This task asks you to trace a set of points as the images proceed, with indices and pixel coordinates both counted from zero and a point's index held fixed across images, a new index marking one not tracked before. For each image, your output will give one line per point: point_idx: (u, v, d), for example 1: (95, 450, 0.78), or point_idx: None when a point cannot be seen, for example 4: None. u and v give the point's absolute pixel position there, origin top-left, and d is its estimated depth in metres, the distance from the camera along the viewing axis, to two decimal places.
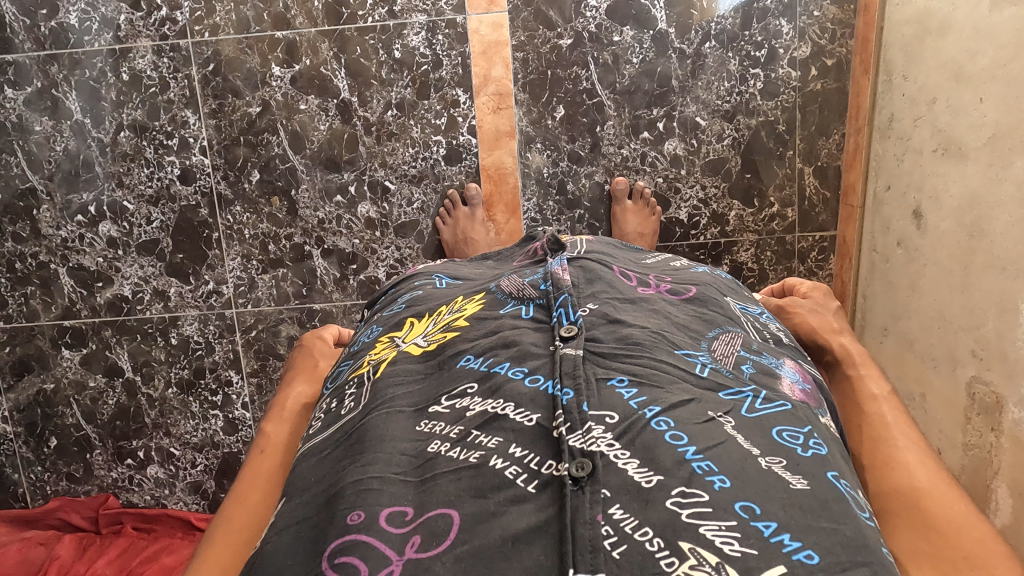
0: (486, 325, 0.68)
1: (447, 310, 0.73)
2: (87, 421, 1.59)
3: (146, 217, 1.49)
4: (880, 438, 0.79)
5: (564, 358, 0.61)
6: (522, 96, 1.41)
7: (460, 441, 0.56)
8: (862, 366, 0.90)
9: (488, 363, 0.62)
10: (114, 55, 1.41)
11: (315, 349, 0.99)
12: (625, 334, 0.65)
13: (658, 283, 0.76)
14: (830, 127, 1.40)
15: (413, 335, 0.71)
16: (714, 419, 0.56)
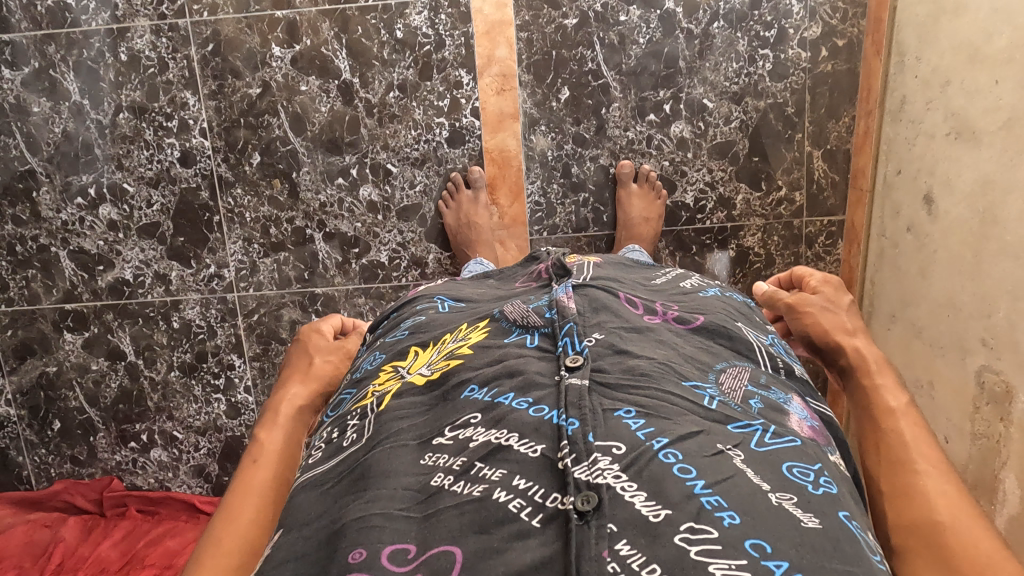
0: (491, 353, 0.67)
1: (451, 339, 0.72)
2: (90, 404, 1.59)
3: (146, 200, 1.47)
4: (899, 465, 0.74)
5: (569, 388, 0.60)
6: (526, 77, 1.39)
7: (464, 474, 0.54)
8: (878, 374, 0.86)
9: (492, 393, 0.61)
10: (113, 35, 1.39)
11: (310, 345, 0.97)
12: (632, 366, 0.63)
13: (666, 309, 0.74)
14: (840, 109, 1.37)
15: (417, 365, 0.70)
16: (724, 452, 0.55)
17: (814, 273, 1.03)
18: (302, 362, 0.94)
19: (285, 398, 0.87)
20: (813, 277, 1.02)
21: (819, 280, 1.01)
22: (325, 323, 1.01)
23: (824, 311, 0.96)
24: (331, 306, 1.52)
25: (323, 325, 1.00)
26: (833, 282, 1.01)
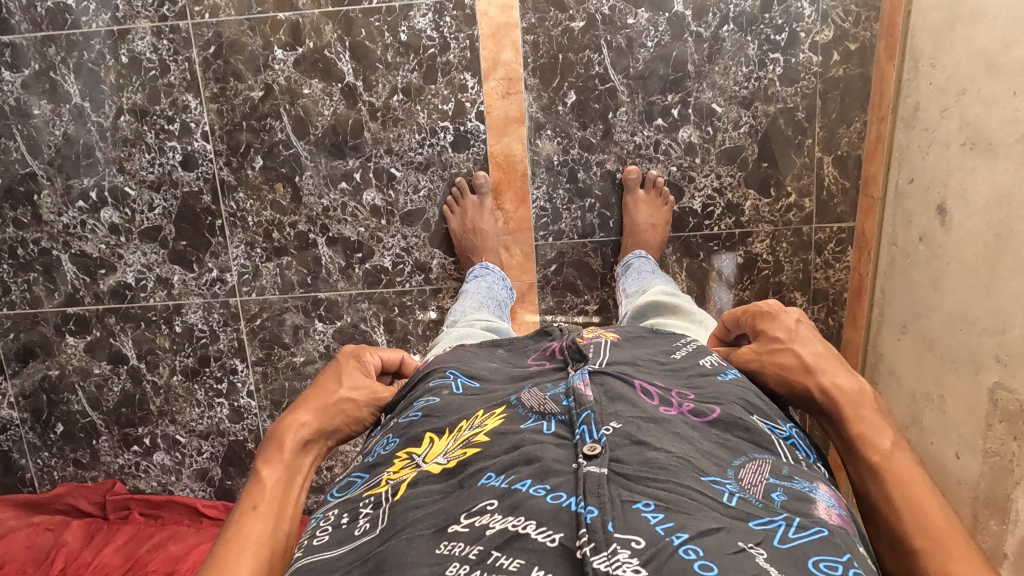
0: (507, 439, 0.66)
1: (467, 426, 0.70)
2: (93, 408, 1.58)
3: (148, 204, 1.46)
4: (899, 542, 0.64)
5: (587, 475, 0.59)
6: (532, 81, 1.36)
7: (480, 564, 0.52)
8: (861, 417, 0.74)
9: (509, 480, 0.60)
10: (113, 36, 1.38)
11: (330, 371, 0.93)
12: (650, 458, 0.61)
13: (684, 397, 0.73)
14: (851, 114, 1.35)
15: (433, 453, 0.68)
16: (745, 550, 0.52)
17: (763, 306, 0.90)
18: (315, 392, 0.90)
19: (287, 428, 0.83)
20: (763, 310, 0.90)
21: (767, 312, 0.89)
22: (352, 352, 0.97)
23: (779, 348, 0.83)
24: (334, 310, 1.50)
25: (349, 355, 0.96)
26: (790, 312, 0.88)
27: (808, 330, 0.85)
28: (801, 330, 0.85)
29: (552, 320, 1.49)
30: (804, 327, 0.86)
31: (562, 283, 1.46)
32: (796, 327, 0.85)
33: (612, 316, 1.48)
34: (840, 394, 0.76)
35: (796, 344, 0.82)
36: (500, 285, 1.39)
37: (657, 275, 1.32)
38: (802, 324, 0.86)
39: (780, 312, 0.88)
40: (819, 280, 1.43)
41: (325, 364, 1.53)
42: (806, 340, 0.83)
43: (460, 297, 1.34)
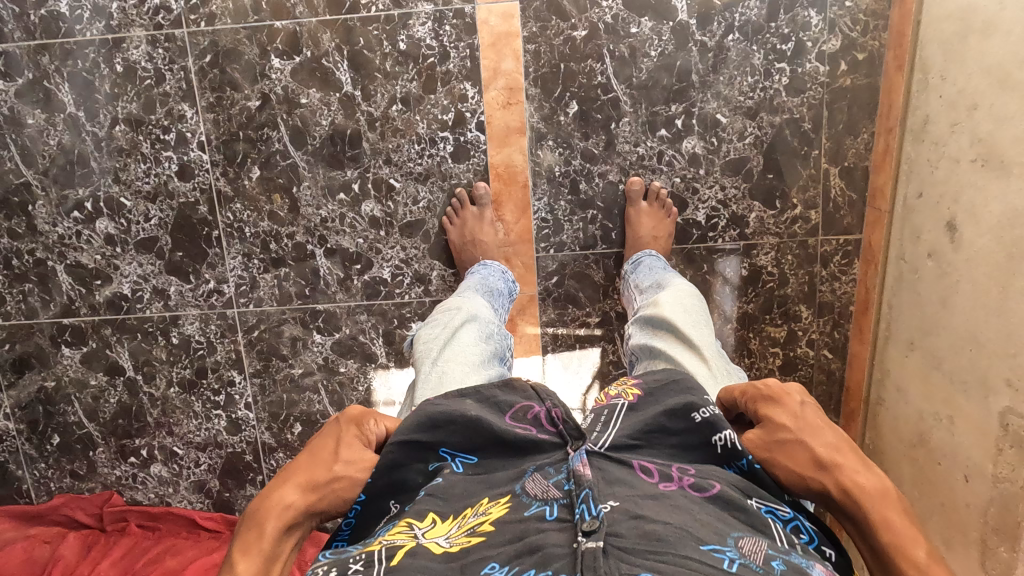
0: (512, 529, 0.65)
1: (471, 513, 0.70)
2: (90, 419, 1.57)
3: (144, 214, 1.44)
4: None
5: (586, 551, 0.59)
6: (534, 91, 1.34)
7: None
8: (889, 518, 0.69)
9: (513, 571, 0.59)
10: (108, 45, 1.35)
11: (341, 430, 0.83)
12: (648, 530, 0.62)
13: (682, 475, 0.72)
14: (858, 125, 1.32)
15: (434, 532, 0.67)
16: None
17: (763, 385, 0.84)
18: (309, 456, 0.80)
19: (269, 504, 0.74)
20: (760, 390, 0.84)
21: (769, 395, 0.82)
22: (357, 408, 0.87)
23: (790, 438, 0.76)
24: (333, 322, 1.48)
25: (353, 411, 0.86)
26: (791, 392, 0.82)
27: (813, 413, 0.79)
28: (807, 414, 0.79)
29: (553, 332, 1.47)
30: (809, 408, 0.80)
31: (564, 296, 1.44)
32: (802, 411, 0.79)
33: (614, 329, 1.46)
34: (863, 493, 0.71)
35: (807, 433, 0.77)
36: (499, 279, 1.35)
37: (678, 281, 1.29)
38: (806, 405, 0.81)
39: (781, 391, 0.82)
40: (824, 293, 1.41)
41: (324, 375, 1.52)
42: (825, 432, 0.76)
43: (455, 298, 1.28)
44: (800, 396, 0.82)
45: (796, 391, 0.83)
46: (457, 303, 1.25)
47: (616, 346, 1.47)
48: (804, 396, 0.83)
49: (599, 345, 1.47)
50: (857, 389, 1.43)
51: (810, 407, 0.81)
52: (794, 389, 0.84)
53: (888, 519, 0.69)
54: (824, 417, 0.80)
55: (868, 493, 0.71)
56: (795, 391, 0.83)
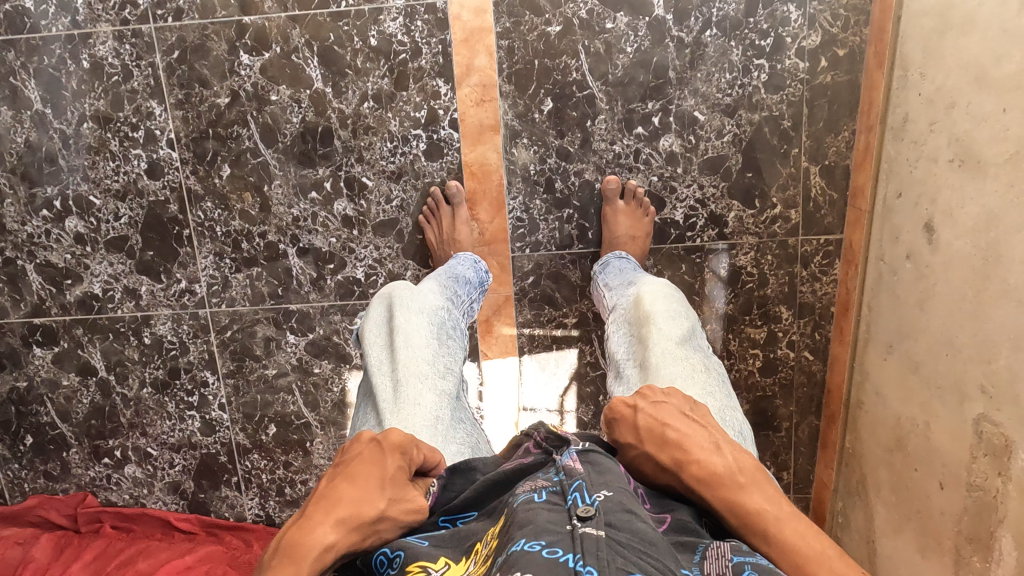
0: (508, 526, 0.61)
1: (485, 548, 0.65)
2: (62, 420, 1.55)
3: (113, 213, 1.42)
4: None
5: (584, 536, 0.57)
6: (508, 88, 1.31)
7: None
8: (733, 498, 0.66)
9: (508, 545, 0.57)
10: (74, 41, 1.33)
11: (369, 460, 0.75)
12: (637, 529, 0.59)
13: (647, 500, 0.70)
14: (839, 123, 1.30)
15: (450, 572, 0.63)
16: None
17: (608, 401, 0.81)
18: (345, 489, 0.70)
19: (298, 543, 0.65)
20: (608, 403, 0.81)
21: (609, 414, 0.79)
22: (390, 436, 0.78)
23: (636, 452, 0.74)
24: (306, 322, 1.46)
25: (388, 439, 0.77)
26: (632, 400, 0.79)
27: (654, 414, 0.76)
28: (648, 417, 0.76)
29: (530, 333, 1.44)
30: (652, 410, 0.77)
31: (540, 296, 1.42)
32: (643, 415, 0.76)
33: (592, 330, 1.44)
34: (704, 484, 0.68)
35: (646, 438, 0.74)
36: (466, 268, 1.30)
37: (656, 279, 1.23)
38: (647, 407, 0.78)
39: (620, 402, 0.80)
40: (805, 294, 1.39)
41: (298, 376, 1.49)
42: (647, 425, 0.75)
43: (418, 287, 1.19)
44: (645, 399, 0.79)
45: (641, 394, 0.81)
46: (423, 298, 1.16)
47: (593, 347, 1.45)
48: (650, 395, 0.80)
49: (577, 346, 1.45)
50: (837, 392, 1.39)
51: (653, 407, 0.78)
52: (639, 393, 0.81)
53: (733, 501, 0.66)
54: (669, 410, 0.77)
55: (713, 478, 0.68)
56: (639, 394, 0.80)
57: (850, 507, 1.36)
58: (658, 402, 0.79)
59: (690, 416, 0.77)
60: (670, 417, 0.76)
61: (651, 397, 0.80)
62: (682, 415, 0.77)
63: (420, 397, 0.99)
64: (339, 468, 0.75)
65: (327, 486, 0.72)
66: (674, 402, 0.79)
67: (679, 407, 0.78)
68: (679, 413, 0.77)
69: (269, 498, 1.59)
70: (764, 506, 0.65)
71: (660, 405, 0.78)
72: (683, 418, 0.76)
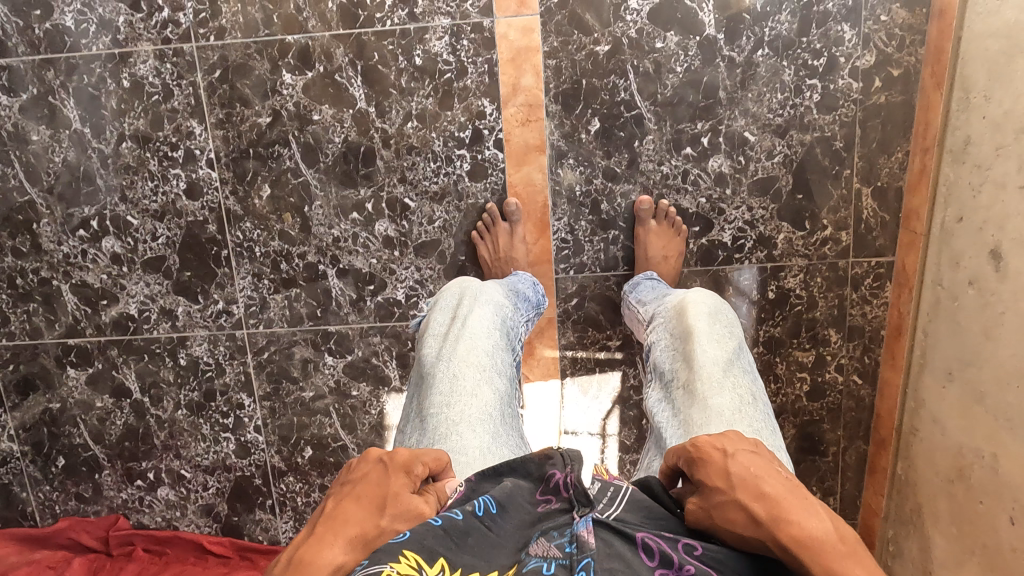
0: None
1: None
2: (95, 442, 1.53)
3: (151, 233, 1.40)
4: None
5: None
6: (554, 108, 1.29)
7: None
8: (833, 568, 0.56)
9: None
10: (114, 60, 1.31)
11: (375, 473, 0.69)
12: None
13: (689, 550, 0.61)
14: (893, 144, 1.27)
15: None
16: None
17: (690, 445, 0.72)
18: (345, 515, 0.64)
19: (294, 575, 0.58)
20: (690, 447, 0.72)
21: (696, 453, 0.71)
22: (398, 453, 0.72)
23: (717, 500, 0.64)
24: (345, 344, 1.44)
25: (396, 454, 0.72)
26: (720, 445, 0.70)
27: (747, 464, 0.67)
28: (737, 466, 0.66)
29: (573, 355, 1.42)
30: (742, 461, 0.67)
31: (584, 318, 1.39)
32: (733, 463, 0.67)
33: (636, 352, 1.41)
34: (801, 548, 0.58)
35: (733, 487, 0.64)
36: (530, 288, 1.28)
37: (721, 302, 1.15)
38: (737, 456, 0.68)
39: (708, 446, 0.70)
40: (855, 317, 1.36)
41: (336, 398, 1.47)
42: (742, 470, 0.66)
43: (463, 286, 1.18)
44: (736, 448, 0.70)
45: (730, 442, 0.71)
46: (460, 298, 1.15)
47: (637, 370, 1.42)
48: (739, 443, 0.71)
49: (620, 369, 1.42)
50: (888, 417, 1.36)
51: (744, 458, 0.68)
52: (728, 440, 0.72)
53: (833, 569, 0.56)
54: (762, 463, 0.68)
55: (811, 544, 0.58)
56: (726, 440, 0.71)
57: (903, 535, 1.34)
58: (747, 452, 0.69)
59: (783, 475, 0.67)
60: (761, 470, 0.66)
61: (741, 446, 0.70)
62: (775, 472, 0.67)
63: (478, 394, 0.97)
64: (343, 489, 0.69)
65: (329, 509, 0.66)
66: (765, 456, 0.70)
67: (771, 463, 0.69)
68: (770, 468, 0.67)
69: (304, 521, 1.56)
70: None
71: (751, 458, 0.68)
72: (776, 474, 0.66)
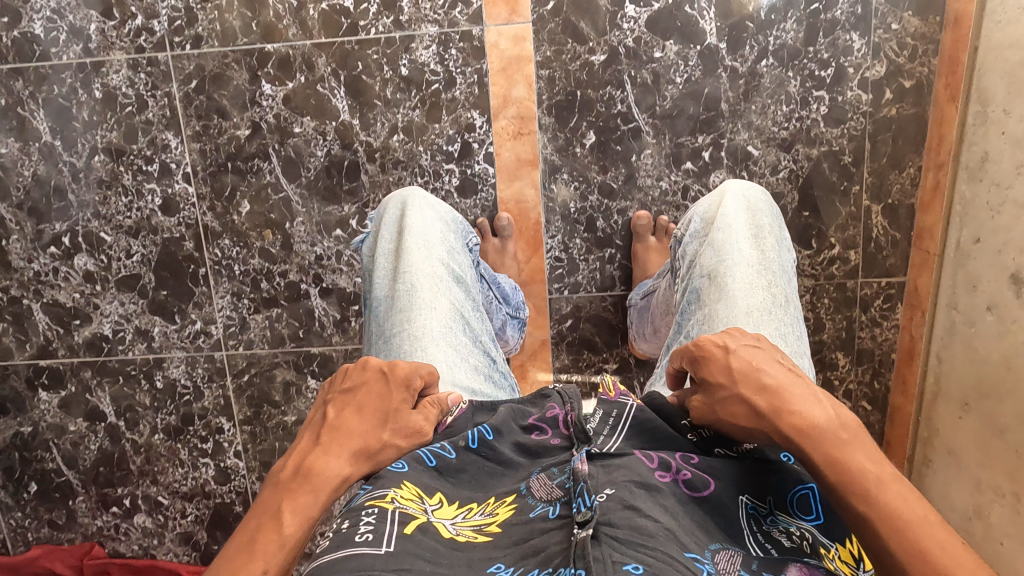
0: (517, 531, 0.56)
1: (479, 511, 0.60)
2: (69, 466, 1.46)
3: (125, 250, 1.33)
4: None
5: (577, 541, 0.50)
6: (547, 120, 1.23)
7: None
8: (836, 458, 0.56)
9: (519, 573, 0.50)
10: (85, 69, 1.25)
11: (373, 385, 0.70)
12: (639, 523, 0.52)
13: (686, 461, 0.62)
14: (904, 159, 1.20)
15: (443, 513, 0.59)
16: None
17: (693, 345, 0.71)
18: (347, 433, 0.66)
19: (299, 489, 0.60)
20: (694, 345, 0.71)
21: (698, 351, 0.70)
22: (397, 368, 0.72)
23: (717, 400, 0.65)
24: (328, 367, 1.37)
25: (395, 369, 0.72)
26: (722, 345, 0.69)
27: (750, 361, 0.66)
28: (737, 366, 0.66)
29: (567, 378, 1.35)
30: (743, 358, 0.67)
31: (579, 340, 1.33)
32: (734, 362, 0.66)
33: (634, 375, 1.34)
34: (801, 434, 0.58)
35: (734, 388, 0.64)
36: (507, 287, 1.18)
37: (754, 187, 1.01)
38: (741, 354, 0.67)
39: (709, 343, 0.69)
40: (864, 340, 1.29)
41: None
42: (743, 364, 0.66)
43: (405, 197, 1.06)
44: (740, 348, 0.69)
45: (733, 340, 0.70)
46: (403, 212, 1.03)
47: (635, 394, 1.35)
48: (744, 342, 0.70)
49: None
50: (899, 445, 1.30)
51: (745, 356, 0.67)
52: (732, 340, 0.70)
53: (834, 456, 0.56)
54: (766, 359, 0.67)
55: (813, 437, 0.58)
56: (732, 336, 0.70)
57: None
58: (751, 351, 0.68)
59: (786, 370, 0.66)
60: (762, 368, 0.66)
61: (746, 343, 0.69)
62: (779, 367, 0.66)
63: (437, 309, 0.92)
64: (341, 399, 0.69)
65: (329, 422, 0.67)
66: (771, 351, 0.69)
67: (776, 357, 0.68)
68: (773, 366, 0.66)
69: None
70: (872, 470, 0.55)
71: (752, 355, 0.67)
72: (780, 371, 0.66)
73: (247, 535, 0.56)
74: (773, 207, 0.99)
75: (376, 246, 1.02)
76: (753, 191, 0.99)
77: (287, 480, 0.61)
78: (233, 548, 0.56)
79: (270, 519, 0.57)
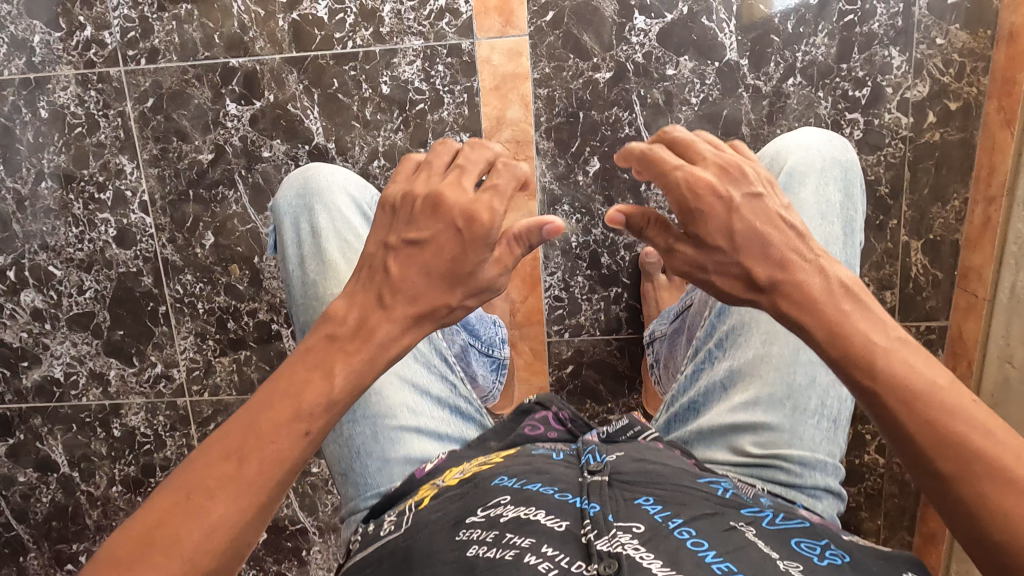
0: (522, 462, 0.68)
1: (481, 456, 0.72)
2: (19, 520, 1.33)
3: (76, 286, 1.20)
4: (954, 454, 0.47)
5: (591, 485, 0.62)
6: (546, 144, 1.09)
7: (502, 543, 0.55)
8: (843, 329, 0.50)
9: (523, 483, 0.63)
10: (29, 86, 1.12)
11: (438, 232, 0.55)
12: (647, 466, 0.65)
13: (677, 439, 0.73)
14: (948, 190, 1.06)
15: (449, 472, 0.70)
16: (734, 527, 0.57)
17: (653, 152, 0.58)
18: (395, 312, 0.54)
19: (318, 380, 0.52)
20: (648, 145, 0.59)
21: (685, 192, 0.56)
22: (480, 216, 0.54)
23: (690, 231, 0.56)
24: None
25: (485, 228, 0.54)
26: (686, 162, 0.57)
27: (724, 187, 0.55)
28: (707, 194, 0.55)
29: None
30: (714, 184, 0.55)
31: (581, 388, 1.19)
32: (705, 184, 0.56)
33: None
34: (796, 306, 0.52)
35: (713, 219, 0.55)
36: (487, 328, 1.00)
37: (828, 135, 0.84)
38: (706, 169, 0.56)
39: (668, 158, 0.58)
40: None
41: None
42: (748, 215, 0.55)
43: (309, 185, 0.88)
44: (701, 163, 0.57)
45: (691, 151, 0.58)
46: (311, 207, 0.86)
47: None
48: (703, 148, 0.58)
49: None
50: None
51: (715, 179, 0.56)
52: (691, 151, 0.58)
53: (836, 326, 0.51)
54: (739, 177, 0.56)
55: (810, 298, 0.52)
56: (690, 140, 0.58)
57: None
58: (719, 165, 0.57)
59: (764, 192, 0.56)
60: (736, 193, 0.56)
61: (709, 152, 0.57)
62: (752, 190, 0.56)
63: None
64: (400, 257, 0.55)
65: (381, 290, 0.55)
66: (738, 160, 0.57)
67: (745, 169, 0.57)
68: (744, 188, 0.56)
69: None
70: (877, 339, 0.50)
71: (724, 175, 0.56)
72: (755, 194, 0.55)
73: (250, 423, 0.51)
74: (856, 166, 0.82)
75: (284, 247, 0.87)
76: (835, 141, 0.82)
77: (310, 364, 0.53)
78: (229, 434, 0.50)
79: (284, 415, 0.51)
